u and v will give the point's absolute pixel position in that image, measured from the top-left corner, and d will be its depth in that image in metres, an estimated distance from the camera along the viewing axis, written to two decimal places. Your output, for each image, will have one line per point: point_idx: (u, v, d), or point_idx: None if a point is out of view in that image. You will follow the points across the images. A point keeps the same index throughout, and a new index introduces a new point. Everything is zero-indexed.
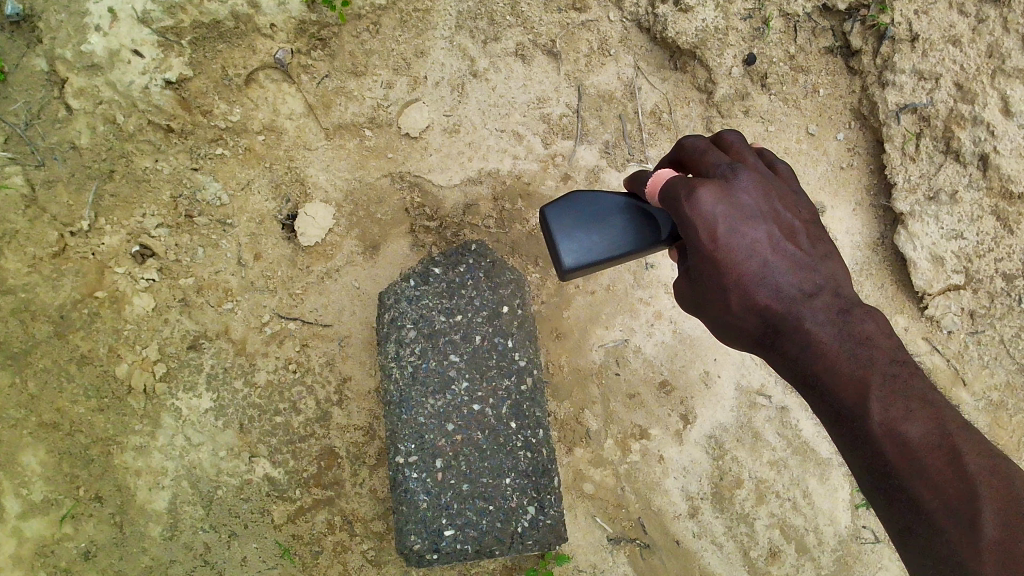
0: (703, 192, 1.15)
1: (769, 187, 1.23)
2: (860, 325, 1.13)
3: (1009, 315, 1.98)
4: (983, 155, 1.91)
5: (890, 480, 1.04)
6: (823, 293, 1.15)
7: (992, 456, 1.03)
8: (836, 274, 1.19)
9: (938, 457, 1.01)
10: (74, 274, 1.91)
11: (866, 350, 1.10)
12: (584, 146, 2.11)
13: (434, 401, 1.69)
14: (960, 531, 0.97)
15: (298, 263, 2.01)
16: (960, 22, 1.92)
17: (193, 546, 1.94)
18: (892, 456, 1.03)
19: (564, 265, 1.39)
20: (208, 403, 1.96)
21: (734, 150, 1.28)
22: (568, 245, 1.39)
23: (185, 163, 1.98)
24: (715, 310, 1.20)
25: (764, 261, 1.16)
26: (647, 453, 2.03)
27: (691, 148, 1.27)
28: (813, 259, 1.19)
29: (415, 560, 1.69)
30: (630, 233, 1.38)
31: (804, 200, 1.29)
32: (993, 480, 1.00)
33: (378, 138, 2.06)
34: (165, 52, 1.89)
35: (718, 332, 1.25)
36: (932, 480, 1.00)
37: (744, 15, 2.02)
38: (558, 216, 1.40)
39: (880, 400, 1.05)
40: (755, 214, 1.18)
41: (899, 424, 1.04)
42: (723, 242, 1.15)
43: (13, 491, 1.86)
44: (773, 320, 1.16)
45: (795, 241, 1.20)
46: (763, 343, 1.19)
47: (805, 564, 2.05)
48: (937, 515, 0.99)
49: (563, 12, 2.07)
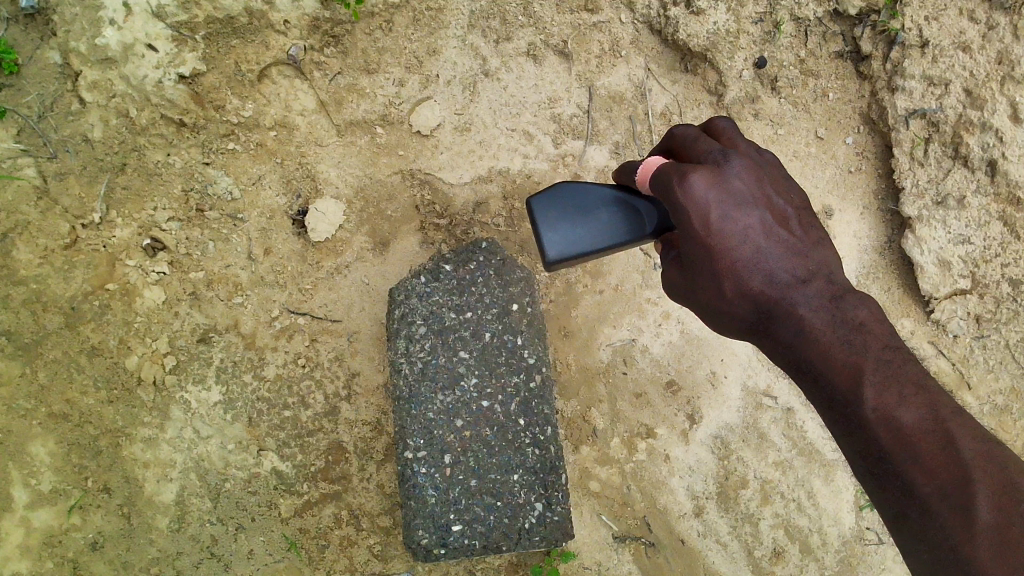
0: (694, 178, 1.16)
1: (761, 173, 1.24)
2: (852, 312, 1.14)
3: (1014, 320, 1.99)
4: (991, 161, 1.92)
5: (883, 465, 1.05)
6: (816, 279, 1.17)
7: (985, 440, 1.05)
8: (828, 261, 1.21)
9: (931, 442, 1.03)
10: (85, 266, 1.92)
11: (859, 335, 1.12)
12: (594, 146, 2.12)
13: (444, 397, 1.70)
14: (954, 516, 0.99)
15: (309, 258, 2.03)
16: (970, 28, 1.93)
17: (201, 538, 1.95)
18: (887, 441, 1.04)
19: (547, 257, 1.40)
20: (217, 396, 1.97)
21: (725, 137, 1.30)
22: (552, 237, 1.40)
23: (197, 157, 2.00)
24: (708, 297, 1.21)
25: (757, 247, 1.18)
26: (653, 452, 2.04)
27: (682, 137, 1.29)
28: (807, 246, 1.21)
29: (422, 554, 1.70)
30: (616, 226, 1.39)
31: (793, 185, 1.31)
32: (986, 465, 1.02)
33: (390, 135, 2.07)
34: (178, 47, 1.90)
35: (708, 320, 1.26)
36: (926, 465, 1.02)
37: (755, 19, 2.04)
38: (544, 207, 1.40)
39: (875, 385, 1.07)
40: (748, 200, 1.19)
41: (893, 411, 1.05)
42: (716, 228, 1.16)
43: (22, 481, 1.87)
44: (765, 306, 1.16)
45: (787, 227, 1.22)
46: (755, 331, 1.20)
47: (809, 564, 2.06)
48: (931, 499, 1.01)
49: (575, 13, 2.08)
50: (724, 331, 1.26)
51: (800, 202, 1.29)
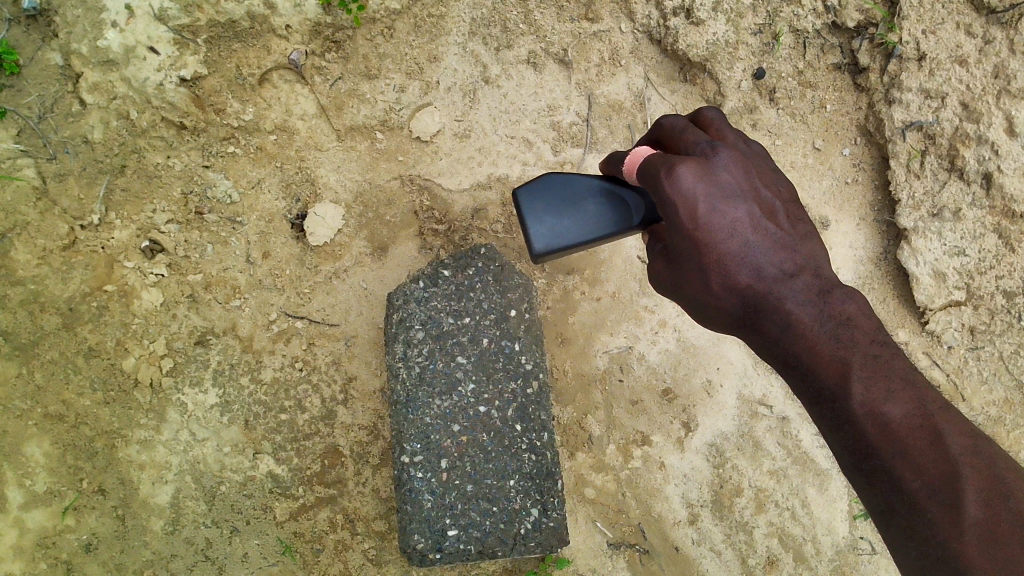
0: (681, 170, 1.17)
1: (748, 165, 1.26)
2: (843, 311, 1.15)
3: (1008, 332, 2.01)
4: (987, 174, 1.94)
5: (871, 461, 1.06)
6: (805, 275, 1.19)
7: (974, 436, 1.05)
8: (817, 259, 1.23)
9: (918, 437, 1.03)
10: (83, 267, 1.93)
11: (847, 331, 1.13)
12: (593, 154, 2.13)
13: (441, 402, 1.70)
14: (942, 512, 0.99)
15: (307, 263, 2.03)
16: (967, 43, 1.95)
17: (195, 541, 1.95)
18: (875, 438, 1.05)
19: (535, 249, 1.42)
20: (213, 399, 1.97)
21: (713, 129, 1.32)
22: (539, 229, 1.42)
23: (196, 160, 2.00)
24: (696, 291, 1.22)
25: (745, 241, 1.19)
26: (648, 460, 2.04)
27: (671, 127, 1.31)
28: (795, 239, 1.23)
29: (418, 558, 1.70)
30: (602, 218, 1.40)
31: (782, 178, 1.33)
32: (974, 461, 1.01)
33: (390, 140, 2.08)
34: (180, 50, 1.91)
35: (696, 313, 1.27)
36: (913, 460, 1.02)
37: (755, 30, 2.06)
38: (531, 199, 1.43)
39: (862, 380, 1.08)
40: (736, 192, 1.21)
41: (881, 406, 1.06)
42: (704, 221, 1.17)
43: (16, 481, 1.87)
44: (754, 303, 1.18)
45: (775, 220, 1.23)
46: (743, 325, 1.22)
47: (802, 573, 2.06)
48: (919, 495, 1.01)
49: (576, 22, 2.10)
50: (713, 327, 1.28)
51: (789, 196, 1.31)
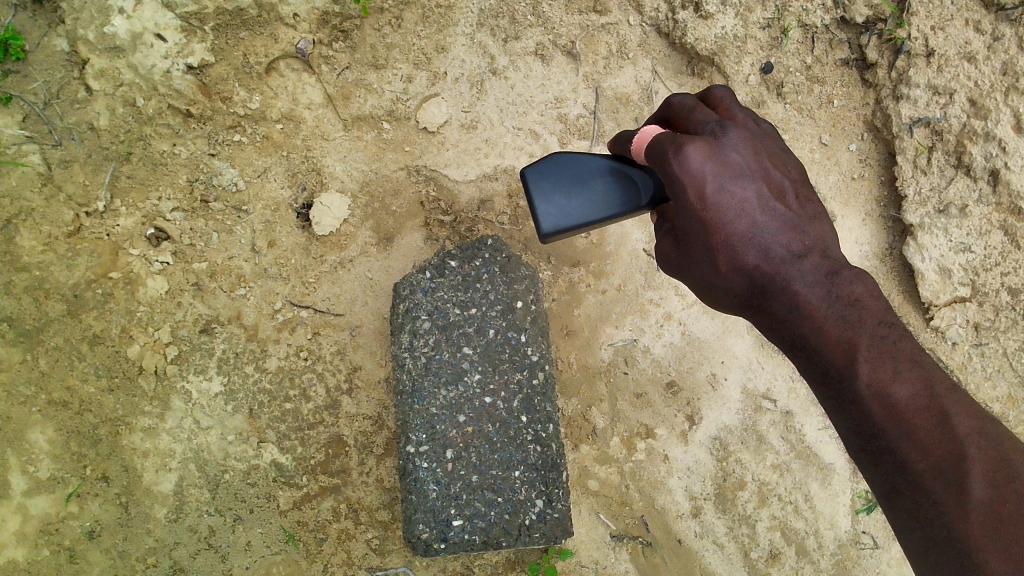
0: (690, 150, 1.17)
1: (757, 145, 1.26)
2: (849, 289, 1.15)
3: (1012, 329, 2.02)
4: (994, 171, 1.95)
5: (878, 442, 1.06)
6: (812, 256, 1.19)
7: (981, 418, 1.05)
8: (825, 243, 1.23)
9: (924, 418, 1.04)
10: (89, 254, 1.92)
11: (854, 311, 1.13)
12: (600, 146, 2.13)
13: (446, 392, 1.70)
14: (947, 494, 1.00)
15: (312, 252, 2.03)
16: (976, 39, 1.96)
17: (198, 529, 1.95)
18: (880, 418, 1.05)
19: (542, 229, 1.41)
20: (218, 387, 1.97)
21: (722, 107, 1.32)
22: (547, 210, 1.42)
23: (202, 148, 2.00)
24: (703, 272, 1.23)
25: (753, 221, 1.19)
26: (652, 452, 2.05)
27: (680, 107, 1.30)
28: (803, 221, 1.23)
29: (422, 548, 1.71)
30: (611, 197, 1.40)
31: (790, 157, 1.33)
32: (980, 442, 1.02)
33: (396, 131, 2.07)
34: (187, 37, 1.90)
35: (704, 294, 1.28)
36: (919, 442, 1.03)
37: (763, 25, 2.07)
38: (538, 180, 1.43)
39: (869, 361, 1.08)
40: (744, 173, 1.21)
41: (887, 387, 1.06)
42: (712, 201, 1.17)
43: (19, 468, 1.87)
44: (760, 285, 1.18)
45: (783, 200, 1.23)
46: (749, 307, 1.22)
47: (804, 567, 2.08)
48: (924, 476, 1.02)
49: (584, 14, 2.11)
50: (719, 306, 1.28)
51: (798, 176, 1.31)
